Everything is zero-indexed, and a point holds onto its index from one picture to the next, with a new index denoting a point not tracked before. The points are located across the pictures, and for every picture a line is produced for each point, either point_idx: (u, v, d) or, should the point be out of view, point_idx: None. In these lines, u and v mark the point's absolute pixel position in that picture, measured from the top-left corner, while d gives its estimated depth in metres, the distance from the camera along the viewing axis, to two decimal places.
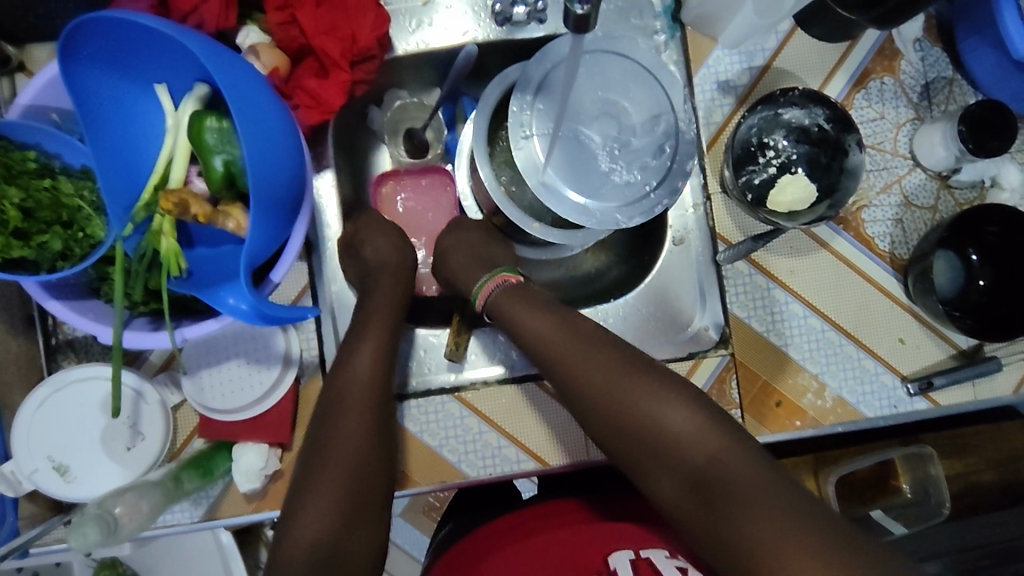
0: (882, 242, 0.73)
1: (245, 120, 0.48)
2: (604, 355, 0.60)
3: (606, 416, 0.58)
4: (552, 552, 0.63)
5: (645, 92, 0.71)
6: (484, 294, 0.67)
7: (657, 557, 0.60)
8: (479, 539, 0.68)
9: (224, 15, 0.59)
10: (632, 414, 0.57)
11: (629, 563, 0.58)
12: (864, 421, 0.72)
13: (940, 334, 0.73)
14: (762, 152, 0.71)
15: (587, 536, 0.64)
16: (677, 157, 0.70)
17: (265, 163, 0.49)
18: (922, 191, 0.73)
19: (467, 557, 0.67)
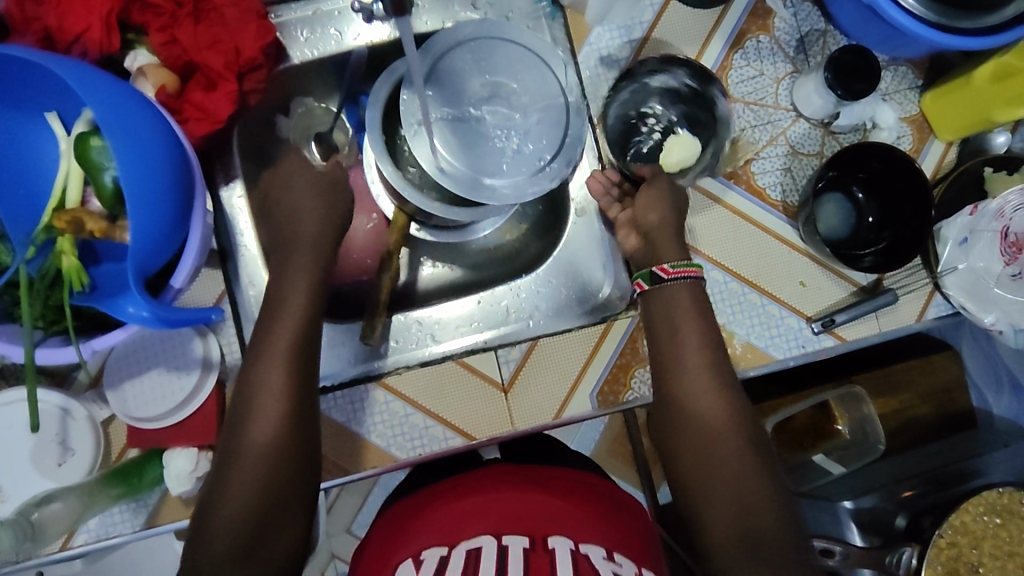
0: (774, 192, 0.76)
1: (119, 140, 0.52)
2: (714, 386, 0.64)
3: (691, 431, 0.63)
4: (489, 511, 0.64)
5: (532, 73, 0.74)
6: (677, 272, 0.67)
7: (595, 555, 0.59)
8: (429, 493, 0.70)
9: (107, 39, 0.61)
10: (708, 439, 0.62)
11: (569, 556, 0.58)
12: (775, 363, 0.75)
13: (838, 274, 0.77)
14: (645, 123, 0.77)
15: (541, 506, 0.65)
16: (569, 130, 0.73)
17: (148, 176, 0.53)
18: (807, 139, 0.77)
19: (400, 522, 0.67)
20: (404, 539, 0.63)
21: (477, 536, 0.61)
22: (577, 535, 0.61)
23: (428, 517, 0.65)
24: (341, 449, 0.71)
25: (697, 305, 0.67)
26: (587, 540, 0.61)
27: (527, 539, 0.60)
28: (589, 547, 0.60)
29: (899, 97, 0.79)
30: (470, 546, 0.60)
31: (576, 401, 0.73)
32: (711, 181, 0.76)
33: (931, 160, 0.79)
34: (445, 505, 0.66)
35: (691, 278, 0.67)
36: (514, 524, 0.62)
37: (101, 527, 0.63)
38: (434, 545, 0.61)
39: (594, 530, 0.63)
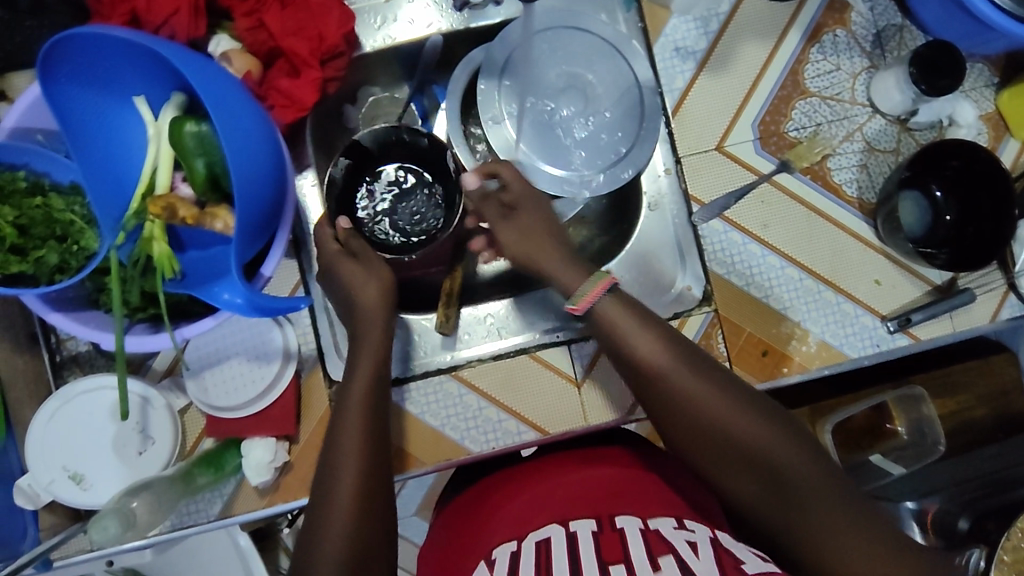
0: (850, 188, 0.75)
1: (222, 120, 0.50)
2: (702, 389, 0.56)
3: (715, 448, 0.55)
4: (556, 499, 0.61)
5: (606, 64, 0.74)
6: (589, 298, 0.61)
7: (665, 528, 0.54)
8: (495, 484, 0.68)
9: (193, 25, 0.60)
10: (730, 446, 0.55)
11: (638, 532, 0.53)
12: (849, 362, 0.74)
13: (913, 271, 0.76)
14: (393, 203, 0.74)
15: (611, 485, 0.62)
16: (646, 115, 0.73)
17: (246, 158, 0.52)
18: (883, 135, 0.76)
19: (466, 517, 0.65)
20: (475, 542, 0.60)
21: (544, 526, 0.57)
22: (642, 510, 0.57)
23: (502, 510, 0.63)
24: (415, 444, 0.70)
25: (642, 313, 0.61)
26: (655, 516, 0.56)
27: (594, 520, 0.56)
28: (657, 522, 0.55)
29: (976, 94, 0.78)
30: (538, 538, 0.56)
31: None
32: (788, 176, 0.75)
33: (1010, 155, 0.78)
34: (505, 498, 0.64)
35: (607, 294, 0.61)
36: (575, 506, 0.59)
37: (178, 517, 0.64)
38: (507, 539, 0.58)
39: (661, 507, 0.58)
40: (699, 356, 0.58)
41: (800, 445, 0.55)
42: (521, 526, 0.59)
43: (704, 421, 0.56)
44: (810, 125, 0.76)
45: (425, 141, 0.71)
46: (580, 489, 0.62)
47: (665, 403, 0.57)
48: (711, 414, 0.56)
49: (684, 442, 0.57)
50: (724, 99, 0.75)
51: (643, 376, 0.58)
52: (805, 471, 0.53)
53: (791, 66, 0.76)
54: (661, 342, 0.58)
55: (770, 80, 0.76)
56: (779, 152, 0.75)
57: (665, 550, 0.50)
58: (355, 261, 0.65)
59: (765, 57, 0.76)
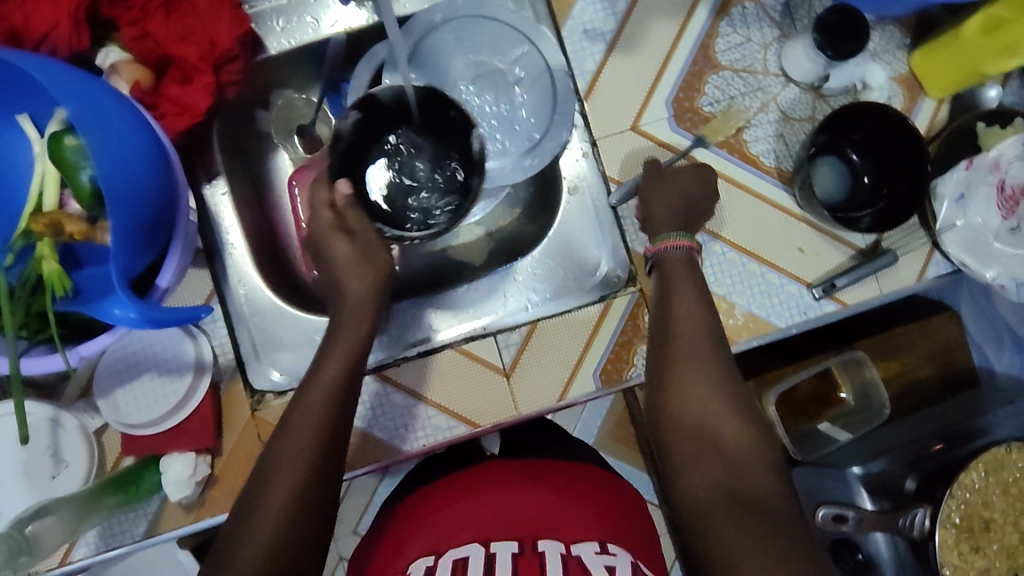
0: (767, 159, 0.75)
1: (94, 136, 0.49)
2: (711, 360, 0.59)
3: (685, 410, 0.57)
4: (484, 515, 0.66)
5: (515, 50, 0.73)
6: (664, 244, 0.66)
7: (587, 554, 0.60)
8: (433, 494, 0.73)
9: (76, 37, 0.58)
10: (699, 411, 0.57)
11: (559, 558, 0.58)
12: (777, 332, 0.74)
13: (835, 237, 0.76)
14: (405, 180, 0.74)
15: (537, 505, 0.67)
16: (560, 96, 0.72)
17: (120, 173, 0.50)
18: (798, 103, 0.76)
19: (397, 531, 0.70)
20: (405, 551, 0.66)
21: (465, 544, 0.62)
22: (565, 535, 0.62)
23: (432, 519, 0.69)
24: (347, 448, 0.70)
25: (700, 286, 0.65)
26: (576, 539, 0.62)
27: (517, 542, 0.61)
28: (580, 547, 0.61)
29: (888, 56, 0.78)
30: (457, 555, 0.61)
31: (578, 381, 0.72)
32: (706, 152, 0.75)
33: (924, 119, 0.78)
34: (443, 508, 0.70)
35: (680, 251, 0.66)
36: (501, 528, 0.64)
37: (102, 539, 0.62)
38: (427, 554, 0.63)
39: (581, 530, 0.64)
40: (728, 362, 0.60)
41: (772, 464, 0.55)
42: (445, 540, 0.64)
43: (692, 412, 0.57)
44: (723, 98, 0.75)
45: (452, 112, 0.68)
46: (507, 509, 0.67)
47: (666, 382, 0.59)
48: (703, 405, 0.57)
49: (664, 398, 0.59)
50: (637, 79, 0.75)
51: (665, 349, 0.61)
52: (765, 488, 0.53)
53: (702, 41, 0.75)
54: (705, 327, 0.61)
55: (681, 55, 0.75)
56: (694, 127, 0.75)
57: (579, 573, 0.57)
58: (350, 240, 0.64)
59: (674, 33, 0.75)
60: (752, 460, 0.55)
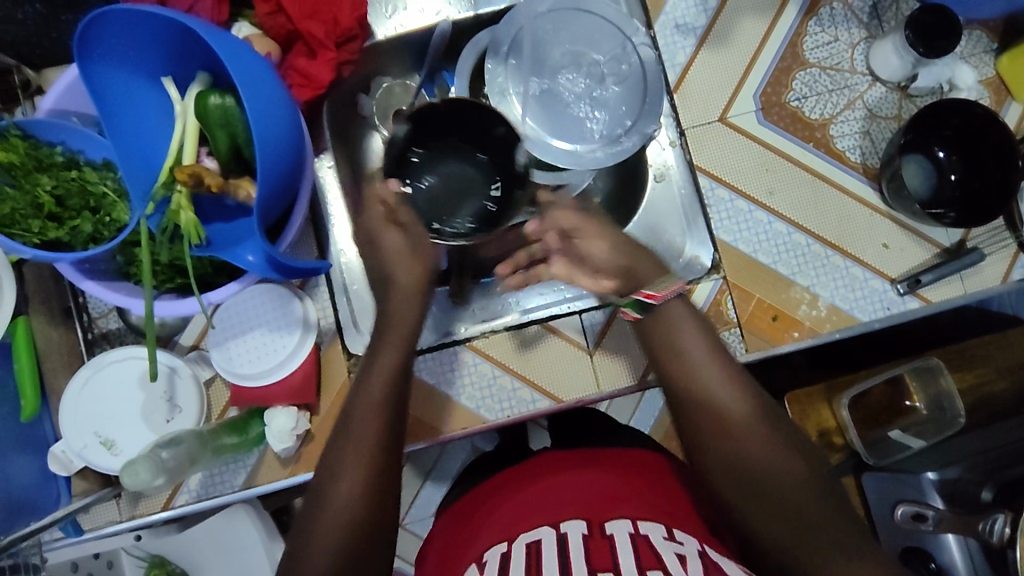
0: (853, 154, 0.77)
1: (250, 97, 0.54)
2: (720, 359, 0.60)
3: (694, 411, 0.58)
4: (549, 501, 0.62)
5: (609, 42, 0.76)
6: (662, 293, 0.62)
7: (655, 536, 0.56)
8: (495, 486, 0.70)
9: (217, 10, 0.63)
10: (711, 409, 0.57)
11: (626, 538, 0.55)
12: (861, 325, 0.75)
13: (921, 235, 0.77)
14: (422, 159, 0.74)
15: (602, 490, 0.63)
16: (649, 85, 0.75)
17: (271, 137, 0.55)
18: (885, 102, 0.78)
19: (463, 516, 0.68)
20: (473, 538, 0.63)
21: (537, 528, 0.59)
22: (632, 514, 0.58)
23: (501, 507, 0.65)
24: (432, 410, 0.72)
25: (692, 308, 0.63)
26: (644, 521, 0.58)
27: (585, 523, 0.57)
28: (648, 529, 0.57)
29: (975, 60, 0.79)
30: (530, 539, 0.58)
31: None
32: (791, 144, 0.77)
33: (1012, 117, 0.79)
34: (505, 500, 0.66)
35: (674, 296, 0.63)
36: (568, 509, 0.60)
37: (203, 487, 0.66)
38: (496, 541, 0.60)
39: (650, 513, 0.59)
40: (745, 382, 0.59)
41: (811, 471, 0.54)
42: (515, 527, 0.61)
43: (705, 417, 0.57)
44: (810, 94, 0.77)
45: (501, 128, 0.72)
46: (575, 494, 0.63)
47: (679, 391, 0.59)
48: (735, 433, 0.56)
49: (674, 405, 0.60)
50: (726, 72, 0.77)
51: (683, 382, 0.59)
52: (813, 497, 0.52)
53: (790, 39, 0.78)
54: (715, 356, 0.60)
55: (770, 53, 0.77)
56: (782, 121, 0.77)
57: (654, 563, 0.51)
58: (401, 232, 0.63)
59: (764, 30, 0.78)
60: (799, 475, 0.53)
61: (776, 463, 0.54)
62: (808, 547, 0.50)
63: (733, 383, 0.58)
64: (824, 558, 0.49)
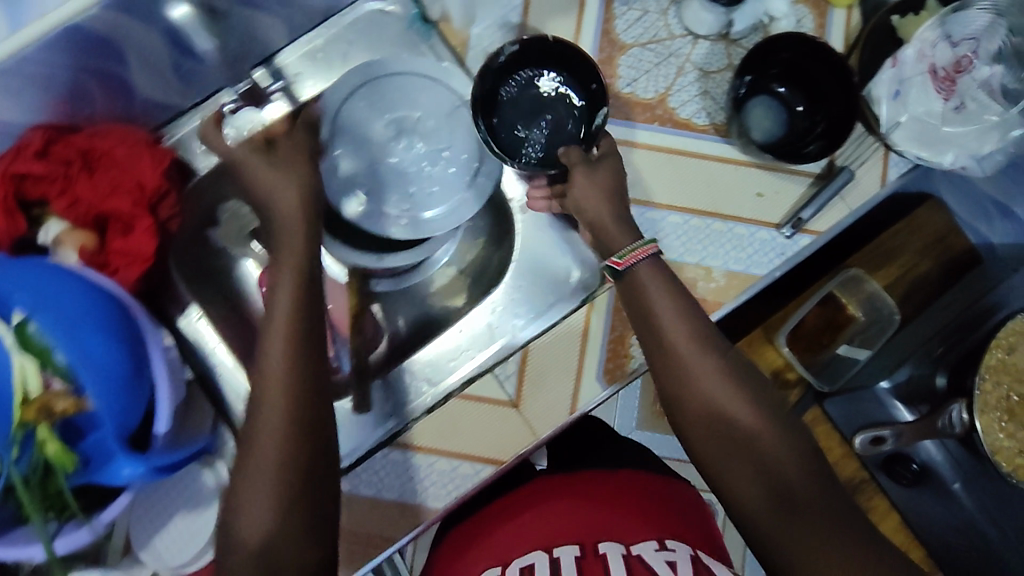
0: (699, 119, 0.76)
1: (54, 317, 0.55)
2: (702, 345, 0.60)
3: (685, 395, 0.60)
4: (540, 527, 0.70)
5: (427, 95, 0.74)
6: (635, 256, 0.63)
7: (647, 551, 0.64)
8: (485, 519, 0.76)
9: (13, 223, 0.61)
10: (704, 396, 0.59)
11: (622, 559, 0.63)
12: (760, 280, 0.75)
13: (789, 171, 0.76)
14: (515, 93, 0.72)
15: (592, 517, 0.70)
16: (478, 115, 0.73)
17: (96, 344, 0.55)
18: (712, 56, 0.77)
19: (459, 547, 0.75)
20: (472, 562, 0.71)
21: (529, 552, 0.67)
22: (625, 537, 0.66)
23: (495, 535, 0.72)
24: (383, 521, 0.70)
25: (664, 280, 0.63)
26: (635, 541, 0.66)
27: (577, 548, 0.65)
28: (640, 546, 0.65)
29: None
30: (523, 564, 0.66)
31: (586, 390, 0.72)
32: (634, 131, 0.76)
33: (840, 29, 0.78)
34: (502, 527, 0.73)
35: (646, 259, 0.64)
36: (560, 534, 0.68)
37: None
38: (491, 566, 0.68)
39: (637, 529, 0.68)
40: (731, 362, 0.61)
41: (794, 443, 0.59)
42: (511, 549, 0.69)
43: (700, 402, 0.59)
44: (639, 75, 0.76)
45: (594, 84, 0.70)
46: (568, 519, 0.70)
47: (671, 379, 0.60)
48: (729, 414, 0.59)
49: (666, 391, 0.61)
50: None
51: (670, 373, 0.60)
52: (791, 467, 0.57)
53: (602, 27, 0.76)
54: (681, 314, 0.62)
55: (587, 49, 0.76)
56: (620, 112, 0.76)
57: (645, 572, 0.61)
58: None
59: (573, 29, 0.76)
60: (780, 446, 0.58)
61: (768, 443, 0.58)
62: (808, 530, 0.54)
63: (722, 363, 0.60)
64: (820, 545, 0.54)
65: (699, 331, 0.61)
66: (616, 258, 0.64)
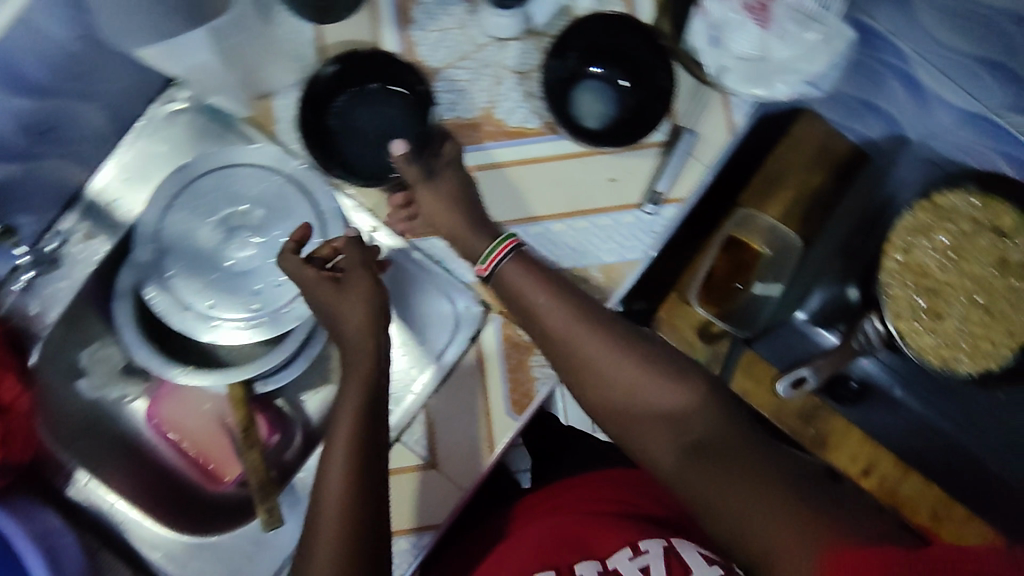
0: (532, 122, 0.74)
1: None
2: (588, 327, 0.60)
3: (587, 384, 0.59)
4: (518, 553, 0.67)
5: (248, 182, 0.70)
6: (492, 259, 0.63)
7: (622, 563, 0.60)
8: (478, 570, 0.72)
9: None
10: (603, 379, 0.58)
11: None
12: (638, 264, 0.73)
13: (635, 148, 0.74)
14: (345, 113, 0.71)
15: (569, 533, 0.67)
16: (306, 188, 0.69)
17: None
18: (525, 56, 0.74)
19: None
20: None
21: None
22: (599, 551, 0.63)
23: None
24: None
25: (527, 270, 0.62)
26: (611, 552, 0.63)
27: (551, 571, 0.62)
28: (615, 559, 0.61)
29: None
30: None
31: (498, 430, 0.69)
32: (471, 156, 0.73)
33: None
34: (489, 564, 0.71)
35: (508, 257, 0.63)
36: (537, 558, 0.65)
37: None
38: None
39: (614, 537, 0.64)
40: (625, 335, 0.60)
41: (705, 402, 0.56)
42: None
43: (603, 387, 0.58)
44: (458, 98, 0.73)
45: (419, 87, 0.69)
46: (545, 540, 0.67)
47: (572, 371, 0.60)
48: (644, 397, 0.57)
49: (575, 385, 0.60)
50: None
51: (567, 363, 0.60)
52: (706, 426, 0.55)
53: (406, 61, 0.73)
54: (560, 297, 0.61)
55: None
56: None
57: None
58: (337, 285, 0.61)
59: None
60: (691, 408, 0.56)
61: (677, 409, 0.56)
62: (728, 484, 0.51)
63: (615, 340, 0.59)
64: (736, 493, 0.50)
65: (586, 316, 0.60)
66: (481, 264, 0.64)
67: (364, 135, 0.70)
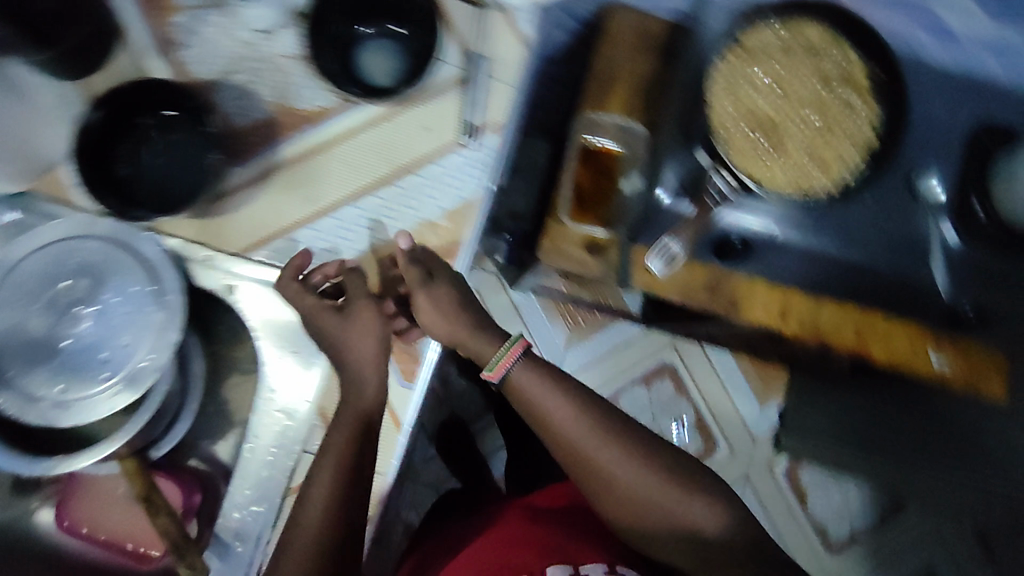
0: (329, 100, 0.72)
1: None
2: (613, 441, 0.64)
3: (588, 480, 0.64)
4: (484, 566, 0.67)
5: (62, 258, 0.67)
6: (504, 362, 0.65)
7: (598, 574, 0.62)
8: None
9: None
10: (612, 482, 0.63)
11: None
12: (477, 199, 0.74)
13: (436, 88, 0.73)
14: (129, 157, 0.70)
15: (538, 541, 0.68)
16: (123, 242, 0.68)
17: None
18: (298, 39, 0.71)
19: None
20: None
21: None
22: (575, 558, 0.64)
23: None
24: None
25: (537, 376, 0.65)
26: (584, 561, 0.64)
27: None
28: (588, 568, 0.63)
29: None
30: None
31: (395, 401, 0.71)
32: (278, 153, 0.71)
33: None
34: None
35: (517, 360, 0.66)
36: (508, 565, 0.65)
37: None
38: None
39: (580, 551, 0.66)
40: (635, 444, 0.64)
41: (712, 502, 0.62)
42: None
43: (603, 480, 0.63)
44: (247, 104, 0.71)
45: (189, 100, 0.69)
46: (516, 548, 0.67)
47: (575, 465, 0.64)
48: (638, 494, 0.62)
49: (579, 477, 0.65)
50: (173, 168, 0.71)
51: (567, 454, 0.64)
52: (726, 537, 0.61)
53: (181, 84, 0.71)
54: (568, 403, 0.64)
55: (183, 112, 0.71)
56: (253, 147, 0.71)
57: None
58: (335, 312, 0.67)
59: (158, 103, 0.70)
60: (718, 526, 0.61)
61: (690, 516, 0.62)
62: None
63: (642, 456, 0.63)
64: None
65: (597, 420, 0.64)
66: (490, 372, 0.66)
67: (156, 169, 0.70)
